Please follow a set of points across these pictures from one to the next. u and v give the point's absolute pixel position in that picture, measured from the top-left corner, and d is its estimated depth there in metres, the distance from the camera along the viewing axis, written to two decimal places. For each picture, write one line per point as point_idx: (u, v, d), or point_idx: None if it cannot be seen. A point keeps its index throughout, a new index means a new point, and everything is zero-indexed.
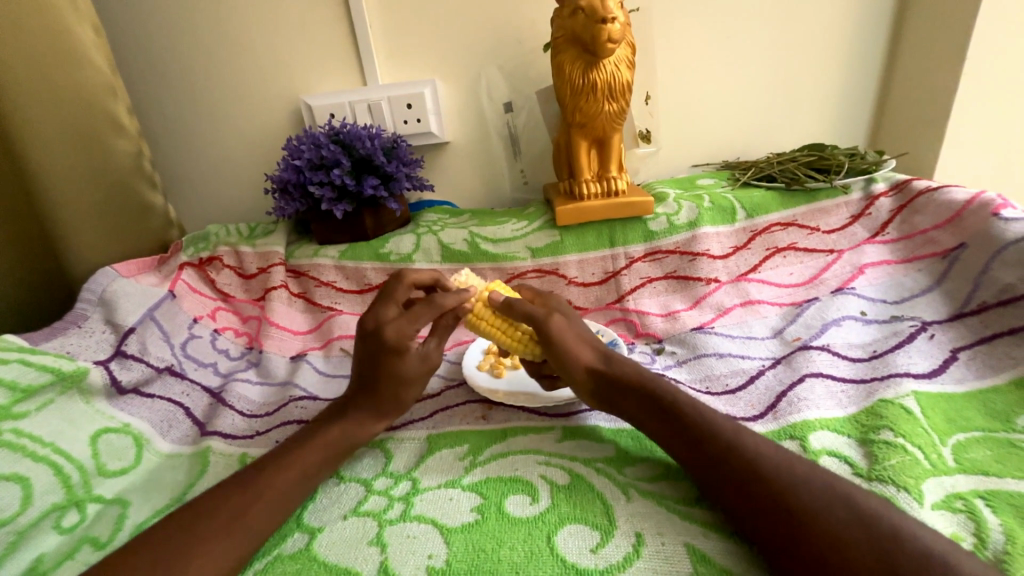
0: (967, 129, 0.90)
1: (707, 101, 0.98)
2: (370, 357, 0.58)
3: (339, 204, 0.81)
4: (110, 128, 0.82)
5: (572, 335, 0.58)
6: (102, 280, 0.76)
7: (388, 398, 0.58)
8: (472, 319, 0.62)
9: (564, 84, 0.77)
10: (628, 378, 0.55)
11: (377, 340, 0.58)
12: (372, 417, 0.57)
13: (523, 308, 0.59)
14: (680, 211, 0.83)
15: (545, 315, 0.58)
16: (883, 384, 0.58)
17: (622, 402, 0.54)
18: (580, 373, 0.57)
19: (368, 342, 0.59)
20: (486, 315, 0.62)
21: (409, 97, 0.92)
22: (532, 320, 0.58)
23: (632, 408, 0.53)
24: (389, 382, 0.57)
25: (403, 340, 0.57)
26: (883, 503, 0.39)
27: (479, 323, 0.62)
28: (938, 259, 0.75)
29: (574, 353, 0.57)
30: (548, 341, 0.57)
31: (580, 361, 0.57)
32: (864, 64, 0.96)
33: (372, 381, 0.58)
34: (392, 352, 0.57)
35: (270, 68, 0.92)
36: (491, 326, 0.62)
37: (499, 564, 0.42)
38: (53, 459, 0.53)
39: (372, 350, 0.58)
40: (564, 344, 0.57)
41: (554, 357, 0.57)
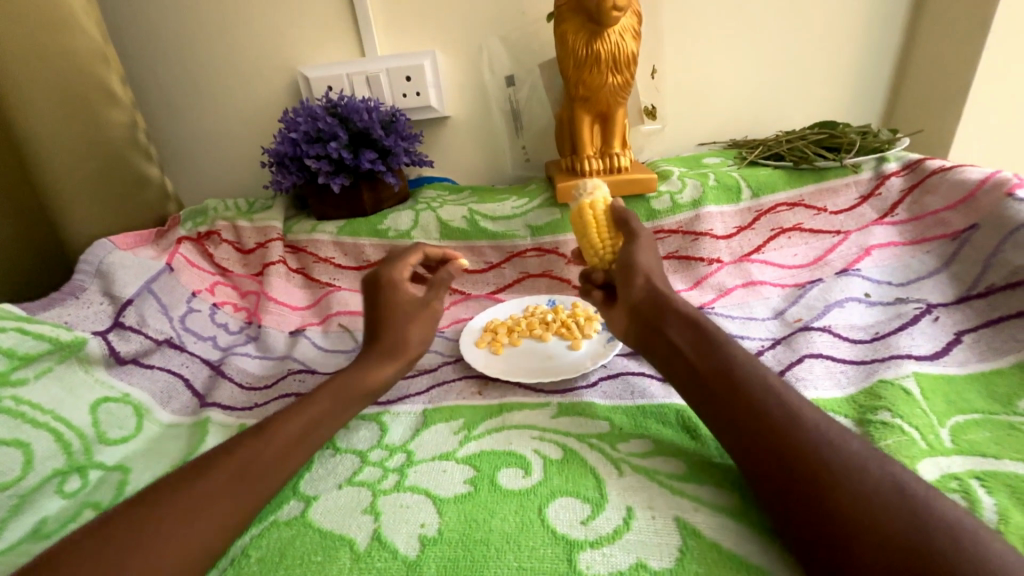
0: (986, 107, 0.86)
1: (716, 76, 0.95)
2: (372, 303, 0.62)
3: (336, 178, 0.80)
4: (103, 98, 0.81)
5: (649, 253, 0.64)
6: (100, 252, 0.76)
7: (394, 341, 0.59)
8: (583, 206, 0.66)
9: (566, 54, 0.75)
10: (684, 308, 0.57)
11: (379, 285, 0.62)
12: (380, 363, 0.58)
13: (632, 219, 0.65)
14: (684, 189, 0.82)
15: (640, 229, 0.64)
16: (883, 366, 0.57)
17: (670, 327, 0.56)
18: (639, 281, 0.61)
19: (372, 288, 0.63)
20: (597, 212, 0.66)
21: (409, 70, 0.90)
22: (629, 229, 0.64)
23: (675, 337, 0.55)
24: (392, 321, 0.60)
25: (398, 279, 0.62)
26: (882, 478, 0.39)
27: (585, 211, 0.66)
28: (948, 241, 0.73)
29: (640, 262, 0.62)
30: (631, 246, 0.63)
31: (643, 271, 0.62)
32: (882, 37, 0.92)
33: (378, 326, 0.60)
34: (390, 288, 0.62)
35: (266, 38, 0.90)
36: (593, 223, 0.66)
37: (490, 533, 0.43)
38: (53, 425, 0.54)
39: (371, 295, 0.62)
40: (639, 254, 0.63)
41: (624, 260, 0.63)
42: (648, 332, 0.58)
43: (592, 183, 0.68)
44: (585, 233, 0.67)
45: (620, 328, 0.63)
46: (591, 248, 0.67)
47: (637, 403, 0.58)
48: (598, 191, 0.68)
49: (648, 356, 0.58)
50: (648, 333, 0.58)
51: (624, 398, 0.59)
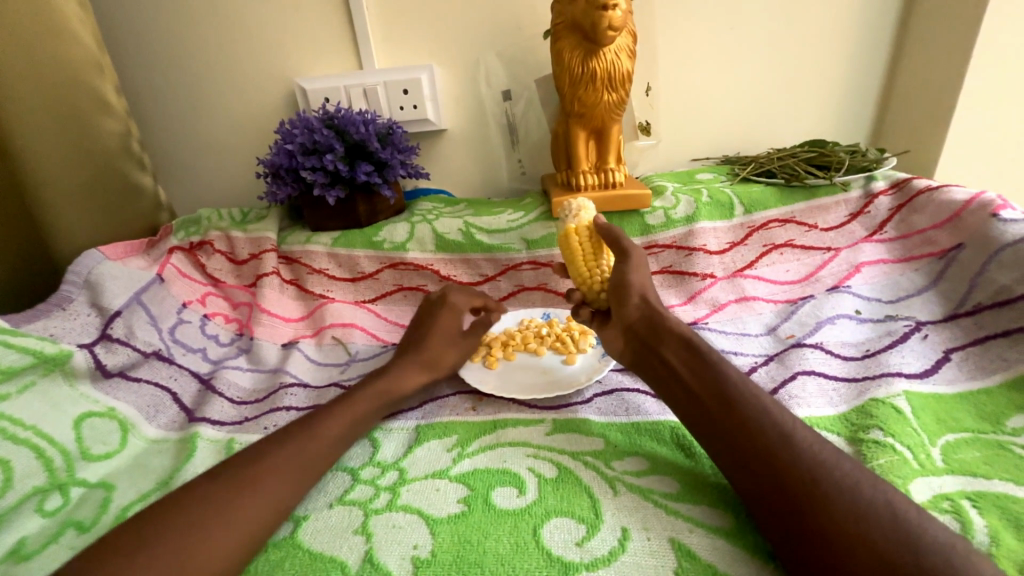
0: (969, 129, 0.89)
1: (709, 94, 0.97)
2: (424, 317, 0.69)
3: (332, 190, 0.80)
4: (97, 107, 0.81)
5: (643, 271, 0.63)
6: (87, 262, 0.74)
7: (428, 357, 0.64)
8: (568, 231, 0.66)
9: (563, 71, 0.76)
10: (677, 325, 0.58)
11: (438, 302, 0.69)
12: (412, 373, 0.62)
13: (620, 235, 0.64)
14: (677, 205, 0.82)
15: (630, 245, 0.63)
16: (874, 384, 0.58)
17: (666, 347, 0.56)
18: (634, 301, 0.61)
19: (429, 305, 0.70)
20: (582, 233, 0.66)
21: (406, 83, 0.90)
22: (619, 247, 0.63)
23: (670, 356, 0.55)
24: (440, 341, 0.66)
25: (459, 306, 0.70)
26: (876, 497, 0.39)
27: (571, 235, 0.66)
28: (935, 260, 0.74)
29: (635, 280, 0.62)
30: (620, 266, 0.62)
31: (637, 291, 0.61)
32: (868, 59, 0.95)
33: (423, 340, 0.65)
34: (451, 310, 0.69)
35: (264, 50, 0.90)
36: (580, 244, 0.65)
37: (484, 555, 0.42)
38: (35, 442, 0.53)
39: (430, 309, 0.70)
40: (631, 272, 0.61)
41: (616, 279, 0.62)
42: (645, 352, 0.58)
43: (577, 208, 0.69)
44: (573, 258, 0.65)
45: (616, 350, 0.63)
46: (581, 274, 0.65)
47: (633, 420, 0.58)
48: (583, 214, 0.69)
49: (642, 375, 0.59)
50: (645, 353, 0.58)
51: (619, 415, 0.59)
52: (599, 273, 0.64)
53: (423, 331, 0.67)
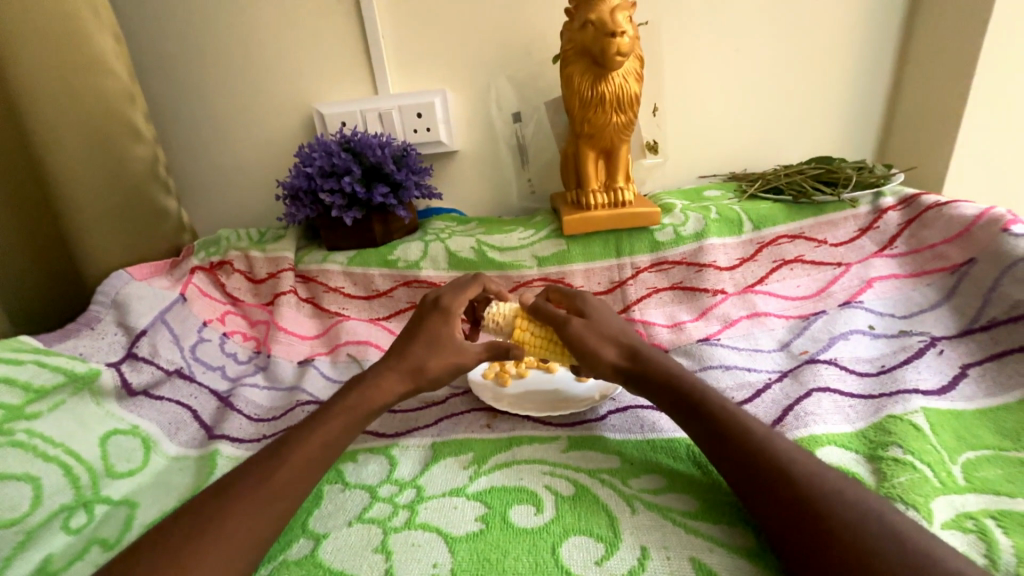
0: (975, 144, 0.90)
1: (715, 113, 0.99)
2: (418, 323, 0.63)
3: (349, 211, 0.82)
4: (128, 134, 0.84)
5: (594, 331, 0.59)
6: (116, 283, 0.77)
7: (412, 363, 0.58)
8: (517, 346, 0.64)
9: (572, 95, 0.78)
10: (655, 381, 0.54)
11: (431, 306, 0.64)
12: (394, 380, 0.57)
13: (547, 311, 0.63)
14: (686, 222, 0.84)
15: (562, 319, 0.60)
16: (891, 400, 0.57)
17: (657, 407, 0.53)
18: (602, 362, 0.57)
19: (420, 309, 0.64)
20: (526, 335, 0.64)
21: (419, 107, 0.94)
22: (552, 320, 0.61)
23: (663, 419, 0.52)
24: (428, 346, 0.60)
25: (451, 309, 0.63)
26: (902, 517, 0.39)
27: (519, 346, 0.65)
28: (947, 275, 0.74)
29: (596, 351, 0.58)
30: (571, 343, 0.59)
31: (605, 360, 0.57)
32: (871, 78, 0.97)
33: (411, 345, 0.60)
34: (441, 314, 0.62)
35: (283, 77, 0.94)
36: (532, 344, 0.64)
37: (504, 574, 0.42)
38: (64, 459, 0.54)
39: (421, 314, 0.63)
40: (577, 334, 0.59)
41: (578, 355, 0.58)
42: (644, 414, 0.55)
43: (494, 321, 0.66)
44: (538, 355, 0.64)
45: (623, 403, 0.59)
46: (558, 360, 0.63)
47: (648, 437, 0.58)
48: (504, 319, 0.66)
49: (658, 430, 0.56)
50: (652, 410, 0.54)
51: (635, 432, 0.59)
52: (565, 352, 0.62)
53: (412, 335, 0.61)
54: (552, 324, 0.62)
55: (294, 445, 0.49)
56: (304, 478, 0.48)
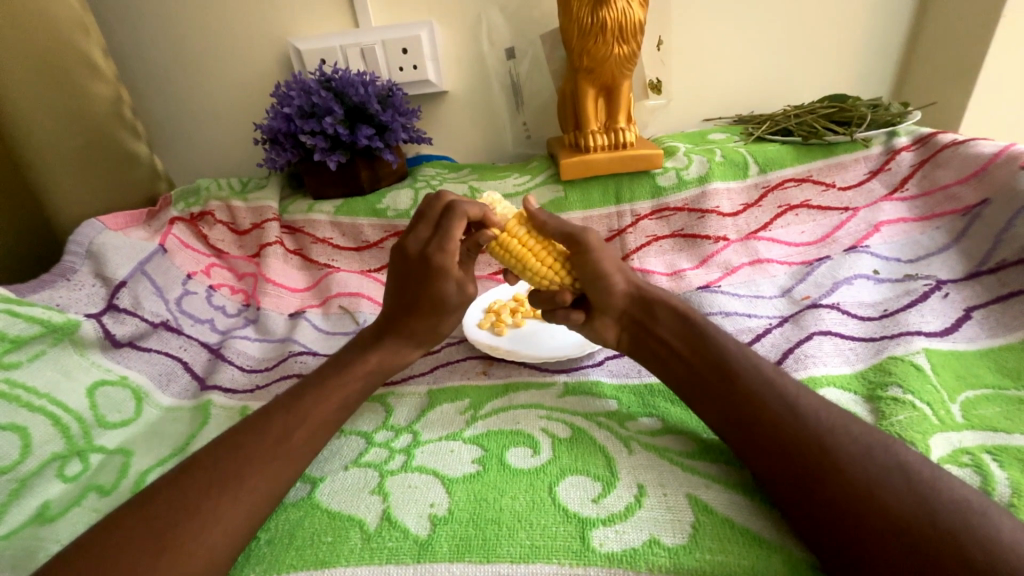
0: (999, 78, 0.84)
1: (724, 48, 0.92)
2: (412, 280, 0.58)
3: (332, 154, 0.77)
4: (86, 70, 0.77)
5: (610, 258, 0.57)
6: (89, 233, 0.73)
7: (424, 329, 0.59)
8: (504, 237, 0.57)
9: (571, 23, 0.72)
10: (668, 303, 0.55)
11: (422, 266, 0.57)
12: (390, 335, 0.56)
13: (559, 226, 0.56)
14: (690, 165, 0.80)
15: (582, 233, 0.55)
16: (893, 342, 0.57)
17: (658, 327, 0.55)
18: (619, 290, 0.57)
19: (410, 267, 0.58)
20: (518, 232, 0.58)
21: (404, 42, 0.86)
22: (567, 233, 0.56)
23: (666, 335, 0.54)
24: (433, 311, 0.58)
25: (447, 269, 0.56)
26: (904, 451, 0.39)
27: (505, 241, 0.57)
28: (959, 216, 0.71)
29: (611, 273, 0.56)
30: (581, 262, 0.56)
31: (618, 290, 0.57)
32: (895, 6, 0.89)
33: (415, 310, 0.58)
34: (435, 277, 0.56)
35: (254, 8, 0.86)
36: (522, 246, 0.57)
37: (501, 512, 0.42)
38: (49, 409, 0.53)
39: (415, 276, 0.57)
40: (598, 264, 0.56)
41: (588, 275, 0.56)
42: (642, 337, 0.56)
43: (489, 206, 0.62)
44: (525, 256, 0.56)
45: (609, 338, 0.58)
46: (541, 271, 0.57)
47: (645, 381, 0.58)
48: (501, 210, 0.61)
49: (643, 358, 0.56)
50: (637, 333, 0.56)
51: (631, 376, 0.59)
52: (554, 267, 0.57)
53: (411, 300, 0.58)
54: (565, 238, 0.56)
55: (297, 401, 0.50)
56: (301, 423, 0.47)
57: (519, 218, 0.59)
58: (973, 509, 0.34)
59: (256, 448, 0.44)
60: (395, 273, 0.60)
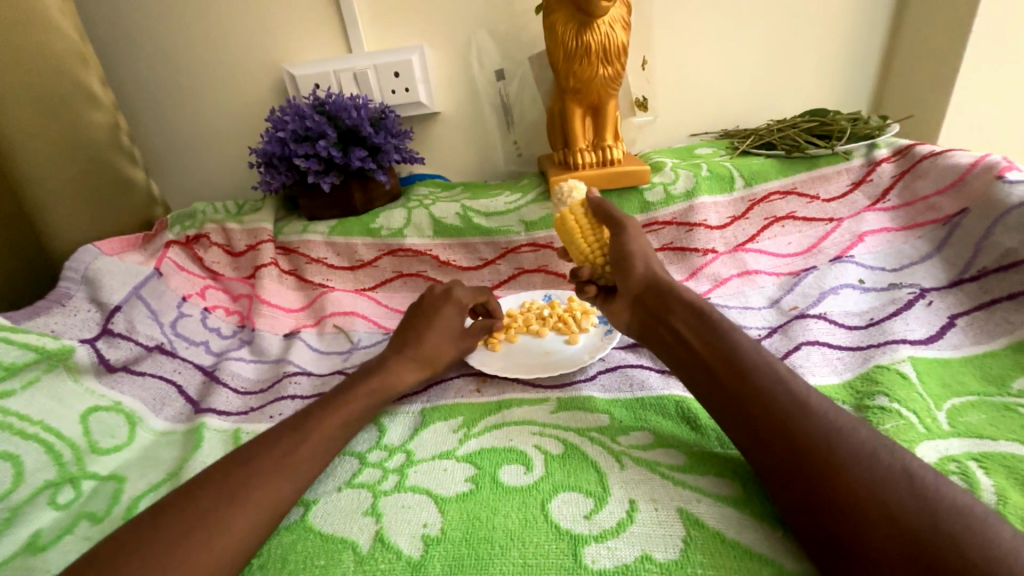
0: (973, 90, 0.87)
1: (707, 67, 0.95)
2: (431, 310, 0.65)
3: (326, 177, 0.79)
4: (84, 100, 0.79)
5: (642, 245, 0.62)
6: (84, 258, 0.75)
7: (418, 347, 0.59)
8: (565, 210, 0.64)
9: (556, 47, 0.74)
10: (681, 294, 0.57)
11: (445, 296, 0.66)
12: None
13: (613, 211, 0.62)
14: (677, 180, 0.81)
15: (625, 220, 0.61)
16: (879, 351, 0.57)
17: (671, 314, 0.56)
18: (638, 272, 0.60)
19: (432, 296, 0.67)
20: (577, 212, 0.64)
21: (396, 65, 0.89)
22: (614, 217, 0.62)
23: (680, 325, 0.55)
24: (442, 334, 0.63)
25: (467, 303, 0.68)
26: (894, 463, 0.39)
27: (567, 212, 0.64)
28: (940, 226, 0.73)
29: (637, 259, 0.60)
30: (616, 243, 0.61)
31: (638, 271, 0.60)
32: (870, 24, 0.92)
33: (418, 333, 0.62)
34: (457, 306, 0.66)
35: (249, 37, 0.88)
36: (575, 223, 0.63)
37: (494, 531, 0.42)
38: (43, 437, 0.53)
39: (437, 305, 0.65)
40: (629, 244, 0.60)
41: (618, 253, 0.60)
42: (654, 323, 0.58)
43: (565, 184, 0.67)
44: (574, 231, 0.63)
45: (623, 322, 0.62)
46: (584, 247, 0.63)
47: (637, 395, 0.58)
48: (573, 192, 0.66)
49: (653, 345, 0.58)
50: (647, 319, 0.59)
51: (623, 391, 0.59)
52: (595, 247, 0.63)
53: (426, 325, 0.64)
54: (610, 223, 0.62)
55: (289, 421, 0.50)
56: (296, 446, 0.47)
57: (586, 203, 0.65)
58: (963, 520, 0.34)
59: (248, 471, 0.44)
60: (410, 307, 0.67)
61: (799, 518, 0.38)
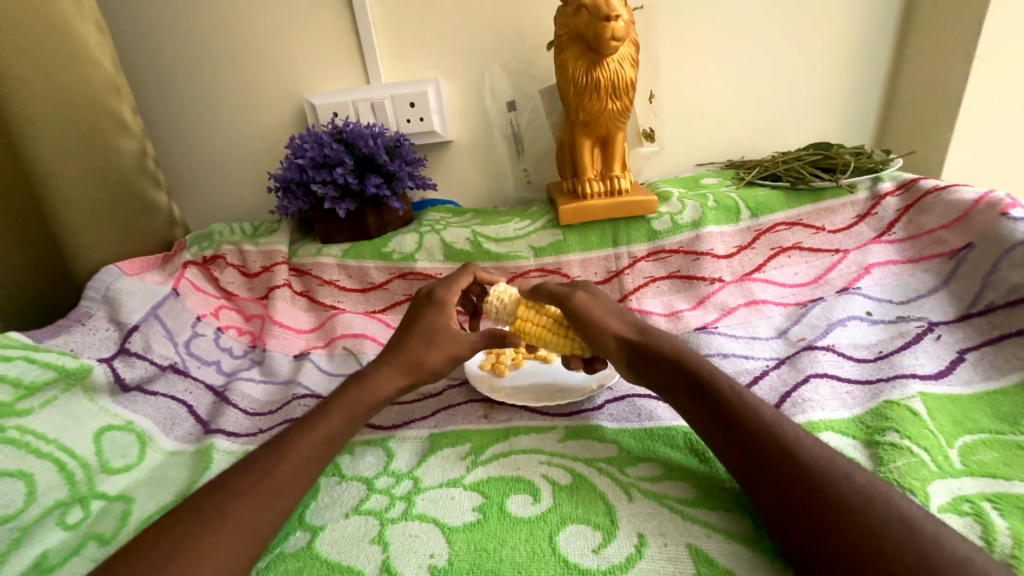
0: (974, 128, 0.89)
1: (713, 101, 0.98)
2: (414, 316, 0.63)
3: (342, 203, 0.81)
4: (115, 127, 0.83)
5: (599, 309, 0.61)
6: (106, 279, 0.77)
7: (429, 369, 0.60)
8: (518, 324, 0.64)
9: (567, 82, 0.77)
10: (660, 350, 0.55)
11: (426, 299, 0.63)
12: (401, 380, 0.58)
13: (548, 289, 0.64)
14: (684, 210, 0.83)
15: (568, 293, 0.62)
16: (888, 385, 0.57)
17: (659, 378, 0.53)
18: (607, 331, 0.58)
19: (416, 301, 0.64)
20: (529, 315, 0.64)
21: (412, 96, 0.92)
22: (554, 296, 0.62)
23: (668, 389, 0.52)
24: (422, 339, 0.60)
25: (447, 300, 0.62)
26: (907, 503, 0.38)
27: (520, 325, 0.64)
28: (946, 260, 0.74)
29: (604, 323, 0.58)
30: (573, 315, 0.60)
31: (611, 332, 0.58)
32: (871, 63, 0.95)
33: (404, 341, 0.60)
34: (437, 308, 0.62)
35: (274, 69, 0.93)
36: (535, 325, 0.63)
37: (501, 563, 0.42)
38: (57, 455, 0.54)
39: (418, 308, 0.63)
40: (582, 306, 0.60)
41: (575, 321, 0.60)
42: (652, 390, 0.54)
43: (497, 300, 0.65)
44: (541, 333, 0.63)
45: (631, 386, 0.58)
46: (558, 342, 0.62)
47: (645, 425, 0.58)
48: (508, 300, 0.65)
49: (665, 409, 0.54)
50: (647, 382, 0.55)
51: (632, 420, 0.59)
52: (567, 333, 0.62)
53: (410, 327, 0.61)
54: (554, 299, 0.63)
55: (294, 439, 0.49)
56: (303, 470, 0.48)
57: (526, 302, 0.65)
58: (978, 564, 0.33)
59: (257, 498, 0.44)
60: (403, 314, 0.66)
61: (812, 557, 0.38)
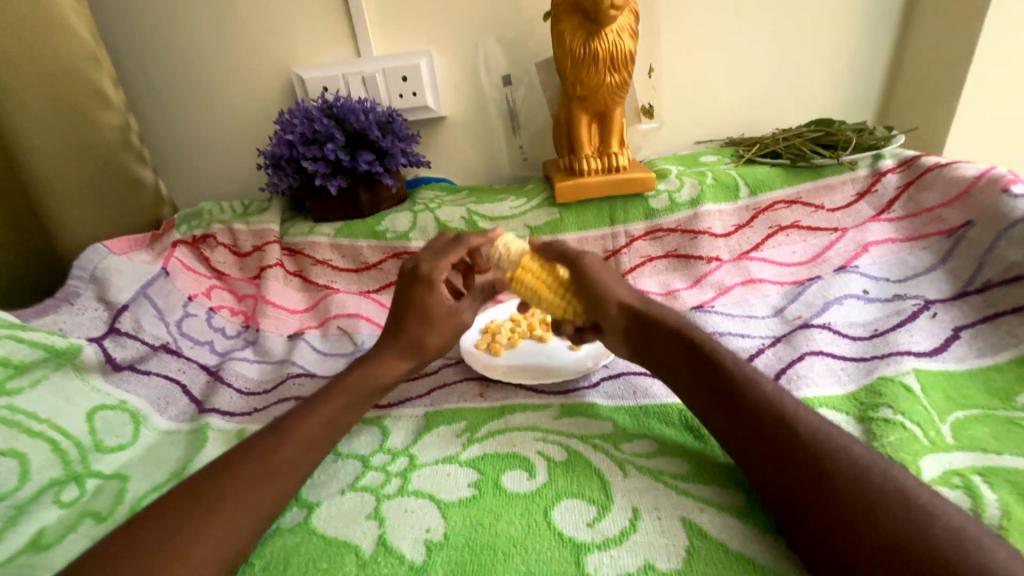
0: (978, 104, 0.87)
1: (712, 76, 0.95)
2: (402, 294, 0.61)
3: (333, 179, 0.79)
4: (95, 101, 0.79)
5: (606, 275, 0.60)
6: (93, 257, 0.75)
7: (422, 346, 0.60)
8: (518, 273, 0.62)
9: (564, 54, 0.75)
10: (663, 318, 0.55)
11: (413, 275, 0.61)
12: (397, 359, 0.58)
13: (557, 248, 0.62)
14: (682, 188, 0.82)
15: (579, 254, 0.61)
16: (883, 363, 0.57)
17: (656, 342, 0.54)
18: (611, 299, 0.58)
19: (403, 277, 0.62)
20: (531, 267, 0.62)
21: (404, 70, 0.89)
22: (565, 255, 0.61)
23: (665, 354, 0.53)
24: (416, 320, 0.60)
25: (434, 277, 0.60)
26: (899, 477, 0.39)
27: (519, 275, 0.62)
28: (944, 238, 0.73)
29: (609, 289, 0.58)
30: (580, 279, 0.59)
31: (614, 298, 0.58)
32: (876, 36, 0.93)
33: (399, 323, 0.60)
34: (425, 286, 0.60)
35: (260, 41, 0.89)
36: (535, 279, 0.61)
37: (497, 537, 0.42)
38: (49, 434, 0.53)
39: (406, 287, 0.61)
40: (592, 271, 0.59)
41: (582, 285, 0.59)
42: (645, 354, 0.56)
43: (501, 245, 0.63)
44: (540, 289, 0.61)
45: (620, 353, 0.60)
46: (556, 301, 0.61)
47: (640, 403, 0.58)
48: (512, 249, 0.63)
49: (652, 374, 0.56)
50: (639, 349, 0.57)
51: (627, 398, 0.59)
52: (568, 295, 0.61)
53: (402, 307, 0.60)
54: (562, 258, 0.61)
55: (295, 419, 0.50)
56: (298, 448, 0.48)
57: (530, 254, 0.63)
58: (967, 534, 0.34)
59: (252, 474, 0.44)
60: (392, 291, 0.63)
61: (803, 528, 0.38)
